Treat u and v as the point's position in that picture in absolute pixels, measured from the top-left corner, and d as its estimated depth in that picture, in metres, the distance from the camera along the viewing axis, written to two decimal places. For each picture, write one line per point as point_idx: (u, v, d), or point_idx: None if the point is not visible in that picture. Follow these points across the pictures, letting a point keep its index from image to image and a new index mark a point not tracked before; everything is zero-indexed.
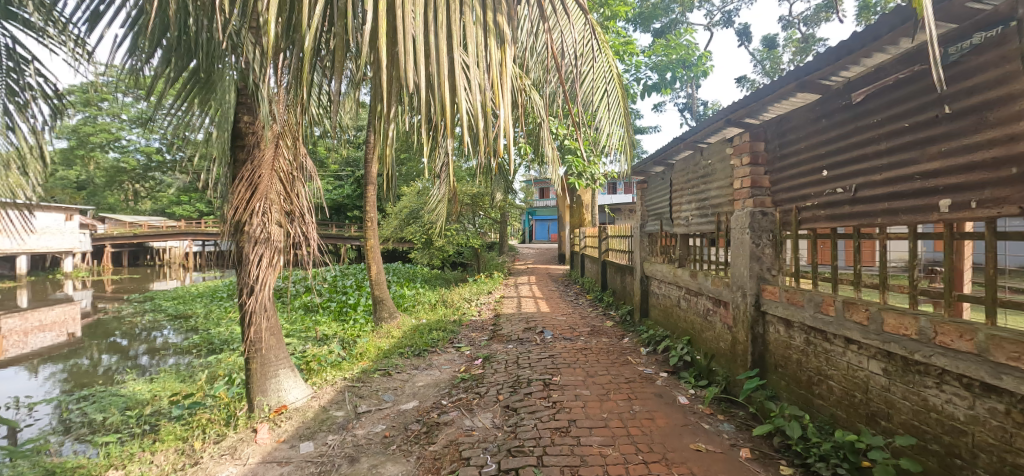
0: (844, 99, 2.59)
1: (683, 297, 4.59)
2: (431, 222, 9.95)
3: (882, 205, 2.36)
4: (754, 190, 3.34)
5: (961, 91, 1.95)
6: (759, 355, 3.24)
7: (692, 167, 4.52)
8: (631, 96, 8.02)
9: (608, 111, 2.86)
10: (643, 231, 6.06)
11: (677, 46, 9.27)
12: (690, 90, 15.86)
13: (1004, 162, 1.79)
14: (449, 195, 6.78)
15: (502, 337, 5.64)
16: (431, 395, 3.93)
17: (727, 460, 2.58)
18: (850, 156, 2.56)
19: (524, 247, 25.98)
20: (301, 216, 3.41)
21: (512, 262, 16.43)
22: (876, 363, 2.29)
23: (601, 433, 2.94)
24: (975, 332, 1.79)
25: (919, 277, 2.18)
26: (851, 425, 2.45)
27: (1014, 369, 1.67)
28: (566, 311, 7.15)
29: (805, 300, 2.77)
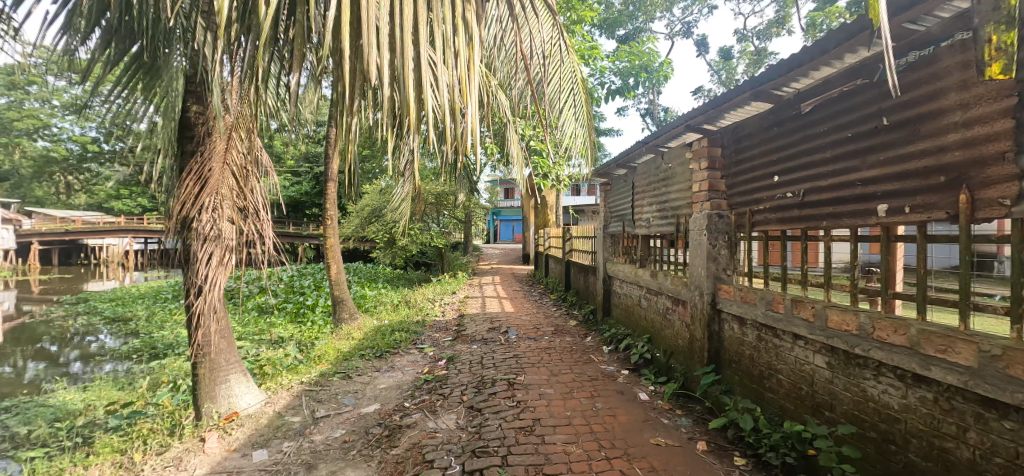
0: (794, 109, 2.75)
1: (643, 297, 4.73)
2: (394, 222, 9.74)
3: (827, 209, 2.52)
4: (711, 193, 3.48)
5: (898, 105, 2.11)
6: (715, 352, 3.39)
7: (653, 170, 4.66)
8: (595, 99, 8.16)
9: (571, 113, 2.89)
10: (606, 231, 6.18)
11: (640, 53, 9.53)
12: (652, 97, 16.37)
13: (933, 171, 1.96)
14: (413, 193, 6.67)
15: (466, 337, 5.60)
16: (393, 398, 3.84)
17: (686, 454, 2.67)
18: (798, 163, 2.72)
19: (489, 247, 25.97)
20: (255, 213, 3.18)
21: (477, 262, 16.37)
22: (821, 357, 2.45)
23: (566, 431, 2.97)
24: (908, 327, 1.95)
25: (859, 277, 2.34)
26: (798, 416, 2.60)
27: (941, 361, 1.82)
28: (530, 310, 7.20)
29: (758, 299, 2.92)
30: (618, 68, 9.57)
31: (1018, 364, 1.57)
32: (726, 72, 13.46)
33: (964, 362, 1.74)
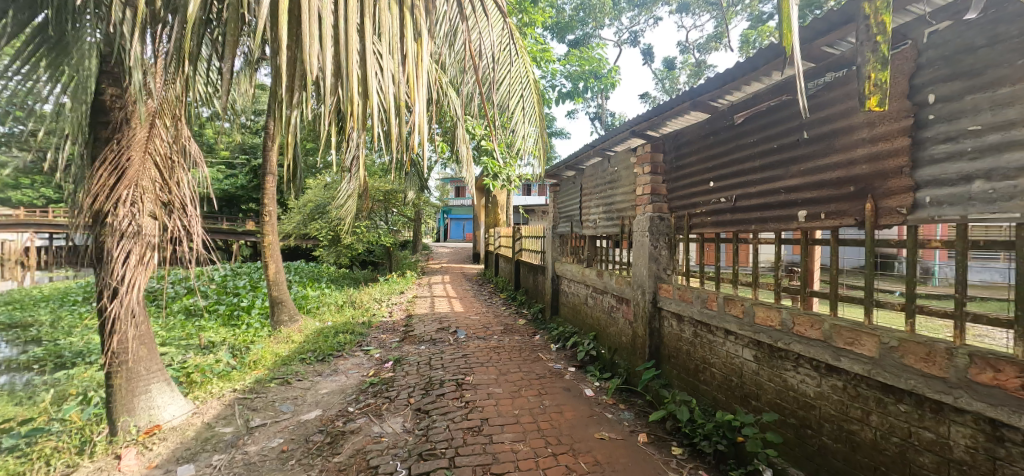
0: (727, 119, 2.93)
1: (590, 295, 4.87)
2: (338, 219, 9.32)
3: (755, 214, 2.70)
4: (653, 197, 3.63)
5: (816, 121, 2.31)
6: (656, 347, 3.55)
7: (600, 173, 4.80)
8: (546, 101, 8.30)
9: (522, 113, 2.90)
10: (554, 232, 6.29)
11: (589, 59, 9.74)
12: (601, 101, 16.82)
13: (844, 181, 2.17)
14: (359, 190, 6.43)
15: (414, 337, 5.49)
16: (336, 403, 3.68)
17: (628, 446, 2.78)
18: (731, 170, 2.90)
19: (439, 247, 25.57)
20: (181, 208, 2.88)
21: (426, 261, 16.06)
22: (749, 351, 2.64)
23: (514, 429, 2.99)
24: (823, 322, 2.15)
25: (782, 276, 2.55)
26: (728, 406, 2.79)
27: (849, 352, 2.02)
28: (480, 310, 7.18)
29: (694, 297, 3.09)
30: (568, 72, 9.72)
31: (911, 353, 1.78)
32: (669, 81, 14.13)
33: (867, 353, 1.95)
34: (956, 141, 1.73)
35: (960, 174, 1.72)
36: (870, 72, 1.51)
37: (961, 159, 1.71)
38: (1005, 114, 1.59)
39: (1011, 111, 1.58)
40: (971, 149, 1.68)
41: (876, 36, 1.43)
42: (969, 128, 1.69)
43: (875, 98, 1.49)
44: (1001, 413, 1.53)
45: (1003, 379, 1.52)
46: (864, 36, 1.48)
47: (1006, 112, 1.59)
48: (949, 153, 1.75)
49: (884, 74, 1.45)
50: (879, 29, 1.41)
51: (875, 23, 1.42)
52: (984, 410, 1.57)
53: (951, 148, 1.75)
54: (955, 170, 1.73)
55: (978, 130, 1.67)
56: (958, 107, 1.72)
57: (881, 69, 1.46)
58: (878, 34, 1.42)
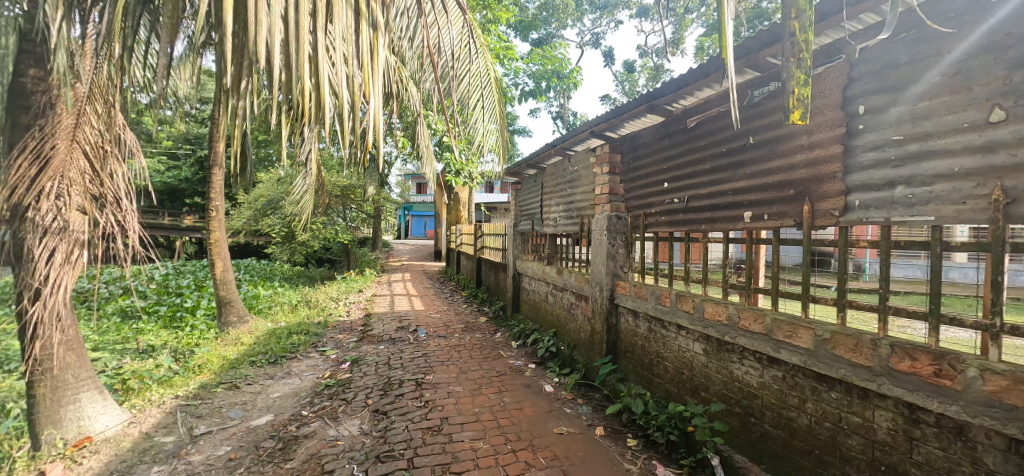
0: (681, 123, 3.05)
1: (550, 293, 4.94)
2: (293, 215, 8.93)
3: (705, 215, 2.83)
4: (611, 196, 3.72)
5: (761, 127, 2.45)
6: (613, 343, 3.65)
7: (561, 172, 4.86)
8: (509, 99, 8.31)
9: (482, 111, 2.89)
10: (516, 229, 6.32)
11: (552, 58, 9.80)
12: (563, 100, 16.97)
13: (784, 184, 2.31)
14: (314, 185, 6.18)
15: (373, 337, 5.36)
16: (289, 407, 3.52)
17: (586, 439, 2.85)
18: (683, 172, 3.02)
19: (400, 244, 25.07)
20: (114, 202, 2.61)
21: (387, 259, 15.72)
22: (699, 345, 2.77)
23: (473, 427, 2.98)
24: (765, 316, 2.29)
25: (730, 273, 2.68)
26: (680, 398, 2.91)
27: (789, 345, 2.16)
28: (440, 308, 7.11)
29: (649, 294, 3.20)
30: (531, 70, 9.74)
31: (842, 345, 1.92)
32: (629, 84, 14.48)
33: (804, 345, 2.09)
34: (880, 148, 1.89)
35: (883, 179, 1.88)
36: (790, 87, 1.46)
37: (885, 165, 1.87)
38: (923, 126, 1.75)
39: (927, 124, 1.74)
40: (893, 156, 1.84)
41: (797, 54, 1.36)
42: (892, 137, 1.85)
43: (798, 113, 1.47)
44: (917, 398, 1.68)
45: (919, 366, 1.68)
46: (786, 52, 1.40)
47: (924, 125, 1.75)
48: (874, 159, 1.92)
49: (806, 92, 1.41)
50: (801, 47, 1.34)
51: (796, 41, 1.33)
52: (903, 395, 1.72)
53: (876, 155, 1.90)
54: (880, 175, 1.89)
55: (900, 139, 1.82)
56: (884, 118, 1.88)
57: (803, 85, 1.41)
58: (800, 53, 1.35)
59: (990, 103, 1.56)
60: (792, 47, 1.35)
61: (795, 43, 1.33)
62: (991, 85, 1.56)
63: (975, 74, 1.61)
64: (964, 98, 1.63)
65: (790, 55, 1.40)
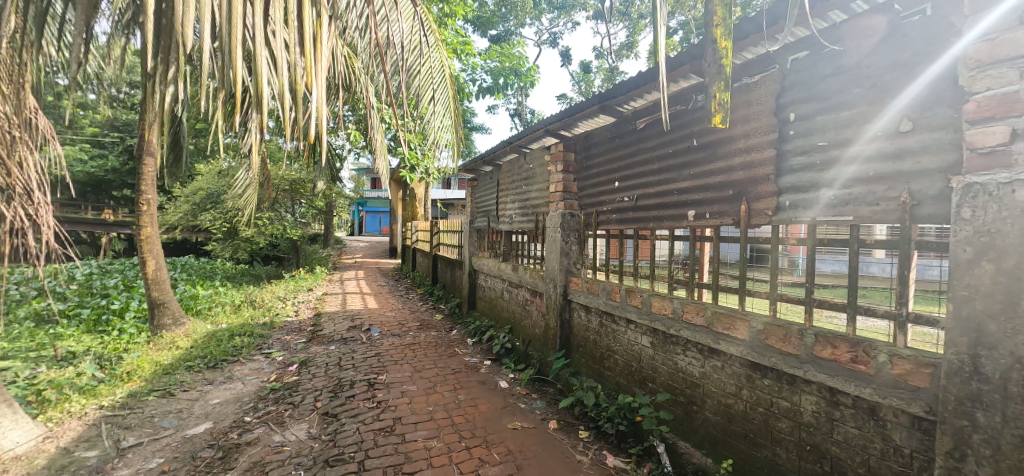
0: (631, 124, 3.15)
1: (505, 289, 4.96)
2: (235, 210, 8.40)
3: (652, 213, 2.94)
4: (565, 194, 3.79)
5: (704, 130, 2.58)
6: (566, 338, 3.73)
7: (516, 169, 4.89)
8: (466, 95, 8.23)
9: (436, 106, 2.85)
10: (472, 226, 6.29)
11: (510, 56, 9.79)
12: (521, 98, 17.01)
13: (723, 185, 2.44)
14: (258, 178, 5.84)
15: (322, 337, 5.15)
16: (230, 413, 3.32)
17: (539, 433, 2.89)
18: (633, 171, 3.12)
19: (354, 241, 24.23)
20: (25, 194, 2.34)
21: (340, 256, 15.16)
22: (646, 338, 2.88)
23: (427, 426, 2.95)
24: (706, 309, 2.42)
25: (675, 269, 2.81)
26: (629, 389, 3.02)
27: (727, 336, 2.31)
28: (395, 306, 6.96)
29: (600, 290, 3.30)
30: (490, 67, 9.70)
31: (773, 335, 2.08)
32: (585, 84, 14.74)
33: (740, 335, 2.24)
34: (851, 146, 1.89)
35: (847, 176, 1.90)
36: (713, 91, 1.62)
37: (853, 163, 1.88)
38: (846, 133, 1.91)
39: (853, 131, 1.89)
40: (863, 154, 1.85)
41: (718, 60, 1.51)
42: (860, 136, 1.86)
43: (719, 117, 1.63)
44: (836, 382, 1.84)
45: (838, 353, 1.84)
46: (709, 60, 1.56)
47: (852, 130, 1.89)
48: (844, 157, 1.91)
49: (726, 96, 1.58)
50: (722, 55, 1.50)
51: (717, 48, 1.49)
52: (825, 380, 1.87)
53: (847, 152, 1.90)
54: (847, 174, 1.90)
55: (869, 137, 1.83)
56: (811, 125, 2.04)
57: (722, 90, 1.59)
58: (721, 61, 1.52)
59: (911, 113, 1.70)
60: (715, 55, 1.50)
61: (717, 51, 1.49)
62: (907, 96, 1.71)
63: (887, 87, 1.77)
64: (898, 105, 1.74)
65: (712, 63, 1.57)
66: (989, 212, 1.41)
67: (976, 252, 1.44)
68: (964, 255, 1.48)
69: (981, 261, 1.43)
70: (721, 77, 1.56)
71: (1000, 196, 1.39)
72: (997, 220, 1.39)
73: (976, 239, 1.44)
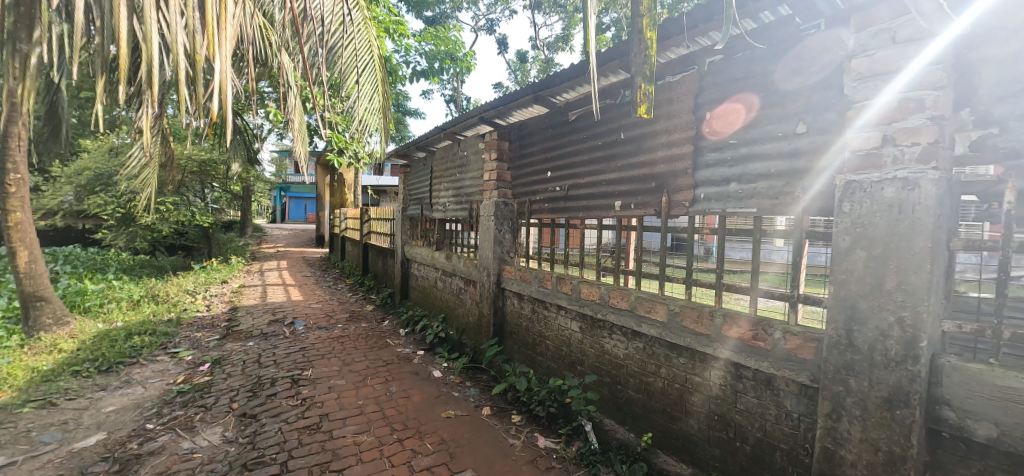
0: (564, 115, 3.21)
1: (439, 279, 4.90)
2: (131, 193, 7.43)
3: (582, 203, 3.03)
4: (499, 183, 3.79)
5: (631, 125, 2.70)
6: (499, 325, 3.77)
7: (450, 156, 4.80)
8: (399, 78, 7.90)
9: (364, 87, 2.70)
10: (404, 214, 6.10)
11: (445, 39, 9.51)
12: (458, 83, 16.64)
13: (647, 177, 2.58)
14: (158, 159, 5.20)
15: (239, 334, 4.76)
16: (129, 422, 2.97)
17: (473, 420, 2.92)
18: (565, 162, 3.19)
19: (275, 229, 22.53)
20: None
21: (259, 244, 14.06)
22: (575, 323, 3.00)
23: (356, 421, 2.86)
24: (630, 294, 2.56)
25: (603, 257, 2.94)
26: (559, 372, 3.13)
27: (648, 319, 2.46)
28: (322, 298, 6.61)
29: (532, 278, 3.36)
30: (425, 50, 9.37)
31: (688, 316, 2.25)
32: (522, 73, 14.75)
33: (659, 318, 2.40)
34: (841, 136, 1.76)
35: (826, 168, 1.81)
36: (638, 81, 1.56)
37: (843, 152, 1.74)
38: (758, 133, 2.07)
39: (765, 131, 2.04)
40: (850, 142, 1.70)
41: (643, 50, 1.49)
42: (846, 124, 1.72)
43: (644, 106, 1.56)
44: (740, 357, 2.04)
45: (741, 332, 2.04)
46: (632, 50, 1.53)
47: (766, 129, 2.03)
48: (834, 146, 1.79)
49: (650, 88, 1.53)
50: (647, 44, 1.48)
51: (642, 37, 1.47)
52: (731, 356, 2.07)
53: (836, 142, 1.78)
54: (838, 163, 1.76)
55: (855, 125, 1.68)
56: (724, 124, 2.21)
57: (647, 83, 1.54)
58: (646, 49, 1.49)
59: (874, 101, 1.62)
60: (640, 44, 1.48)
61: (642, 40, 1.47)
62: (807, 99, 1.89)
63: (788, 91, 1.96)
64: (805, 106, 1.89)
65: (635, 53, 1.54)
66: (860, 207, 1.63)
67: (851, 239, 1.66)
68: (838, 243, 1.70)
69: (852, 248, 1.66)
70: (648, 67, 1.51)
71: (870, 192, 1.60)
72: (867, 214, 1.61)
73: (849, 230, 1.67)
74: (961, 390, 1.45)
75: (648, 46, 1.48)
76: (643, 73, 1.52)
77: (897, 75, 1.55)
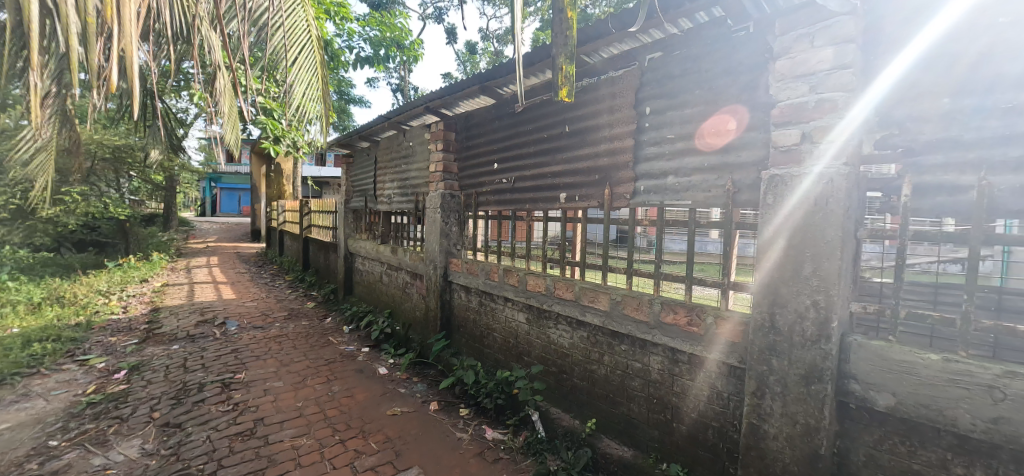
0: (510, 107, 3.20)
1: (384, 273, 4.77)
2: (28, 183, 6.55)
3: (528, 195, 3.05)
4: (445, 174, 3.72)
5: (576, 118, 2.74)
6: (447, 319, 3.72)
7: (395, 146, 4.66)
8: (342, 63, 7.54)
9: (301, 69, 2.54)
10: (347, 206, 5.85)
11: (391, 26, 9.20)
12: (405, 72, 16.18)
13: (591, 170, 2.63)
14: (59, 143, 4.61)
15: (162, 337, 4.37)
16: (26, 440, 2.62)
17: (419, 416, 2.87)
18: (511, 154, 3.19)
19: (206, 223, 20.89)
20: None
21: (186, 239, 12.97)
22: (522, 314, 3.02)
23: (294, 424, 2.72)
24: (574, 285, 2.62)
25: (549, 248, 2.97)
26: (506, 364, 3.15)
27: (591, 308, 2.52)
28: (258, 296, 6.22)
29: (479, 270, 3.34)
30: (369, 35, 9.00)
31: (629, 305, 2.33)
32: (471, 65, 14.60)
33: (602, 307, 2.46)
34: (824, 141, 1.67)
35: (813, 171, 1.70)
36: (558, 63, 1.50)
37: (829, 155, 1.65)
38: (721, 127, 2.06)
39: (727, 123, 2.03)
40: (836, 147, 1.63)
41: (565, 29, 1.47)
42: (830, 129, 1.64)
43: (564, 90, 1.50)
44: (676, 343, 2.15)
45: (677, 318, 2.14)
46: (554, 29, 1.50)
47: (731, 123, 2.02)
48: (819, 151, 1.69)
49: (571, 68, 1.48)
50: (568, 24, 1.47)
51: (563, 16, 1.46)
52: (668, 342, 2.18)
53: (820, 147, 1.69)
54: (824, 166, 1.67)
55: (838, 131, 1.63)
56: (663, 119, 2.29)
57: (569, 63, 1.50)
58: (567, 29, 1.47)
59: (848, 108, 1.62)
60: (562, 23, 1.47)
61: (563, 19, 1.46)
62: (736, 98, 2.00)
63: (720, 90, 2.06)
64: (734, 105, 2.00)
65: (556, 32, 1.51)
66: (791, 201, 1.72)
67: (784, 232, 1.75)
68: (769, 241, 1.80)
69: (784, 242, 1.75)
70: (568, 47, 1.49)
71: (801, 188, 1.69)
72: (800, 207, 1.70)
73: (783, 225, 1.75)
74: (866, 365, 1.59)
75: (568, 26, 1.47)
76: (564, 53, 1.49)
77: (814, 79, 1.68)
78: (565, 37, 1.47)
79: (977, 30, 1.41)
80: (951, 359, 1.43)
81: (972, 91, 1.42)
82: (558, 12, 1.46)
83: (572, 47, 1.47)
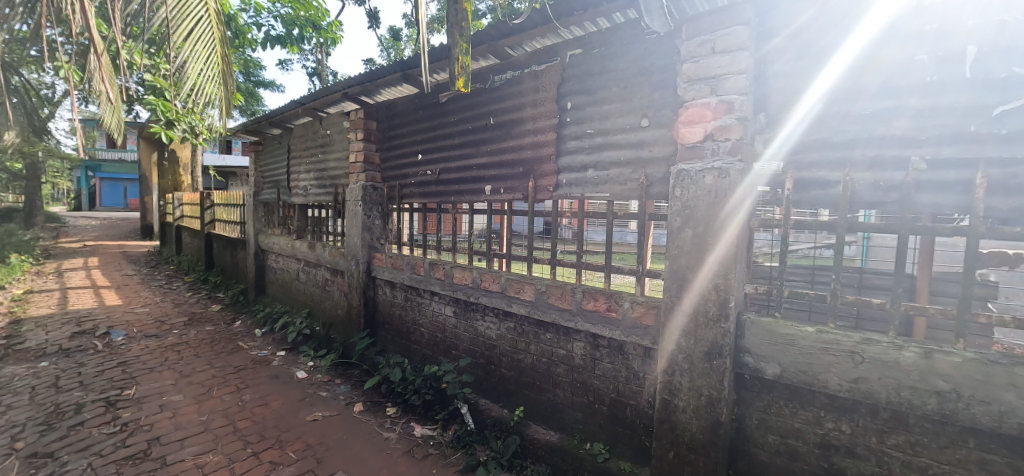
0: (433, 97, 3.13)
1: (301, 270, 4.47)
2: None
3: (453, 187, 3.01)
4: (366, 165, 3.55)
5: (500, 111, 2.75)
6: (371, 316, 3.58)
7: (310, 134, 4.37)
8: (248, 42, 6.85)
9: (199, 45, 2.28)
10: (257, 199, 5.37)
11: (306, 4, 8.51)
12: (323, 56, 15.12)
13: (515, 162, 2.66)
14: None
15: (24, 354, 3.71)
16: None
17: (342, 420, 2.75)
18: (435, 145, 3.13)
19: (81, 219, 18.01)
20: None
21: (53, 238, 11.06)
22: (449, 308, 2.99)
23: (198, 440, 2.47)
24: (501, 277, 2.65)
25: (474, 241, 2.96)
26: (434, 359, 3.11)
27: (517, 298, 2.57)
28: (151, 301, 5.52)
29: (404, 265, 3.25)
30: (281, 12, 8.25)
31: (553, 294, 2.40)
32: (395, 51, 14.00)
33: (527, 297, 2.52)
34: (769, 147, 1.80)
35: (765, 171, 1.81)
36: (455, 53, 1.46)
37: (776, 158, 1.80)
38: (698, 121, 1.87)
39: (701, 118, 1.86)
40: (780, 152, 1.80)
41: (460, 21, 1.45)
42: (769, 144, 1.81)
43: (462, 81, 1.49)
44: (595, 328, 2.25)
45: (596, 305, 2.24)
46: (451, 20, 1.47)
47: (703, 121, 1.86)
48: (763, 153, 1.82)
49: (467, 59, 1.46)
50: (463, 15, 1.45)
51: (459, 6, 1.43)
52: (589, 328, 2.27)
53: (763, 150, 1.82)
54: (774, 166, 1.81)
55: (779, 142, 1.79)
56: (583, 115, 2.37)
57: (465, 53, 1.47)
58: (463, 19, 1.44)
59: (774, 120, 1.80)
60: (457, 13, 1.43)
61: (458, 10, 1.43)
62: (648, 97, 2.12)
63: (634, 89, 2.17)
64: (645, 103, 2.13)
65: (454, 22, 1.47)
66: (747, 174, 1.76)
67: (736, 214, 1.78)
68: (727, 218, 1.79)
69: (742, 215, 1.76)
70: (464, 38, 1.46)
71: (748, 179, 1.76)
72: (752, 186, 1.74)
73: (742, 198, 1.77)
74: (758, 340, 1.79)
75: (463, 17, 1.44)
76: (458, 46, 1.46)
77: (716, 83, 1.82)
78: (461, 27, 1.45)
79: (849, 46, 1.62)
80: (824, 330, 1.65)
81: (844, 99, 1.64)
82: (454, 1, 1.43)
83: (468, 38, 1.46)
